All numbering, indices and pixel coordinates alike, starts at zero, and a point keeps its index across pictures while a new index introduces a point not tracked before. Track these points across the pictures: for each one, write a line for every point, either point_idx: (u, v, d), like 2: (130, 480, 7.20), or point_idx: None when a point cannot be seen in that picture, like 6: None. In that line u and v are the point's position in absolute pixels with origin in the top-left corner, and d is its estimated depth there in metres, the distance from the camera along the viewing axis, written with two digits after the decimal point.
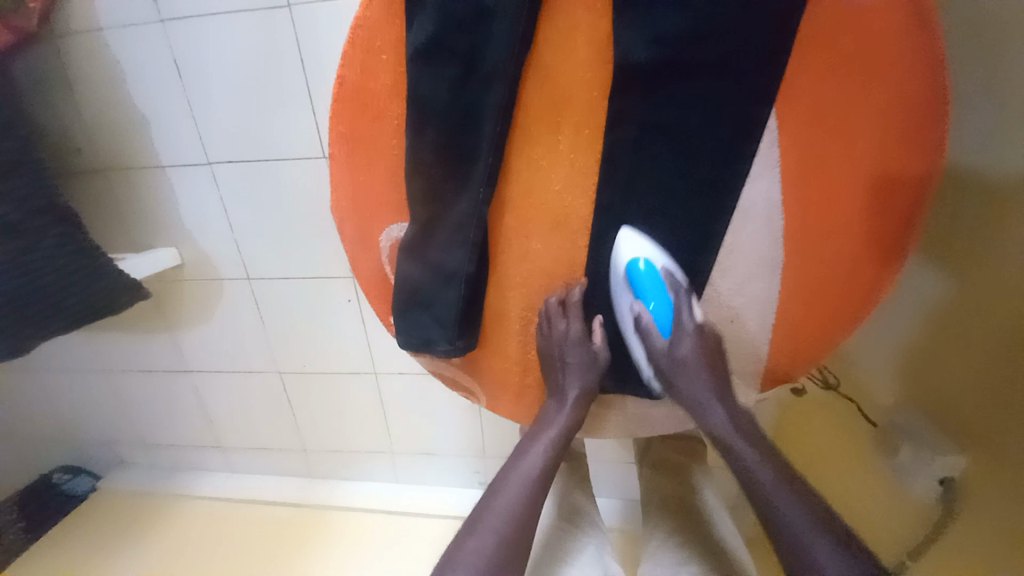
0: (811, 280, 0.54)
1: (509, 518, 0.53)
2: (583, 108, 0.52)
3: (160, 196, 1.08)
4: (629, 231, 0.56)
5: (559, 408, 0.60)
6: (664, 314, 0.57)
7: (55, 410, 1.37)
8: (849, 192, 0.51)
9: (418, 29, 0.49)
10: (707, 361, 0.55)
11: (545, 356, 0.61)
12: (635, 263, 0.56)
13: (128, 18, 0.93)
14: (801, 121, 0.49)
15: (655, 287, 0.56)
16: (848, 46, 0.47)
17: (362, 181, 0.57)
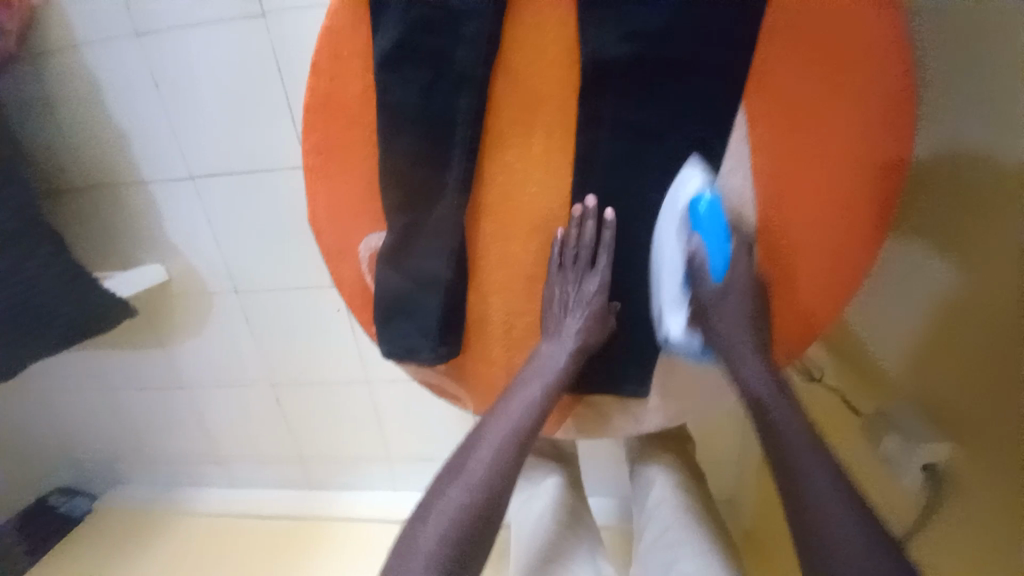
0: (792, 263, 0.55)
1: (487, 467, 0.52)
2: (555, 109, 0.52)
3: (145, 212, 1.07)
4: (695, 165, 0.53)
5: (560, 351, 0.58)
6: (718, 256, 0.57)
7: (50, 430, 1.37)
8: (828, 174, 0.51)
9: (385, 39, 0.50)
10: (753, 306, 0.56)
11: (549, 297, 0.59)
12: (700, 201, 0.53)
13: (103, 35, 0.93)
14: (774, 107, 0.51)
15: (717, 224, 0.55)
16: (821, 31, 0.48)
17: (339, 192, 0.57)
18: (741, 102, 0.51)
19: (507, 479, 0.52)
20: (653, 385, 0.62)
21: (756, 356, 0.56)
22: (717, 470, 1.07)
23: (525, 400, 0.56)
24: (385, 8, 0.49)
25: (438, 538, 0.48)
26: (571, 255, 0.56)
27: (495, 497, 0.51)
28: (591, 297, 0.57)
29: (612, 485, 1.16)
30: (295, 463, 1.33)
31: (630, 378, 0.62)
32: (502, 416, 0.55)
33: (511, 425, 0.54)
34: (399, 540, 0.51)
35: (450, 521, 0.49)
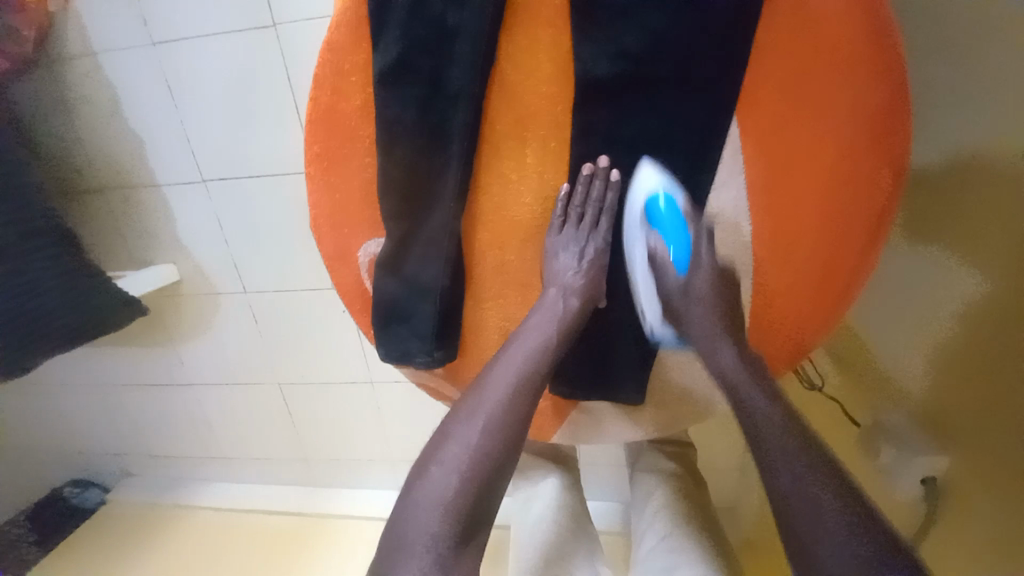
0: (787, 272, 0.54)
1: (483, 420, 0.51)
2: (548, 121, 0.53)
3: (158, 213, 1.10)
4: (647, 166, 0.53)
5: (564, 295, 0.56)
6: (680, 249, 0.57)
7: (65, 424, 1.41)
8: (822, 181, 0.51)
9: (384, 54, 0.51)
10: (720, 299, 0.56)
11: (547, 258, 0.57)
12: (655, 200, 0.54)
13: (119, 42, 0.95)
14: (768, 119, 0.50)
15: (675, 222, 0.55)
16: (813, 44, 0.47)
17: (339, 200, 0.58)
18: (731, 117, 0.50)
19: (509, 441, 0.51)
20: (649, 388, 0.62)
21: (740, 368, 0.54)
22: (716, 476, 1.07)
23: (520, 352, 0.54)
24: (383, 24, 0.50)
25: (439, 501, 0.48)
26: (576, 207, 0.56)
27: (497, 462, 0.50)
28: (591, 246, 0.57)
29: (612, 489, 1.17)
30: (300, 461, 1.35)
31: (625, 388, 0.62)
32: (498, 374, 0.53)
33: (508, 381, 0.53)
34: (401, 499, 0.51)
35: (452, 485, 0.49)
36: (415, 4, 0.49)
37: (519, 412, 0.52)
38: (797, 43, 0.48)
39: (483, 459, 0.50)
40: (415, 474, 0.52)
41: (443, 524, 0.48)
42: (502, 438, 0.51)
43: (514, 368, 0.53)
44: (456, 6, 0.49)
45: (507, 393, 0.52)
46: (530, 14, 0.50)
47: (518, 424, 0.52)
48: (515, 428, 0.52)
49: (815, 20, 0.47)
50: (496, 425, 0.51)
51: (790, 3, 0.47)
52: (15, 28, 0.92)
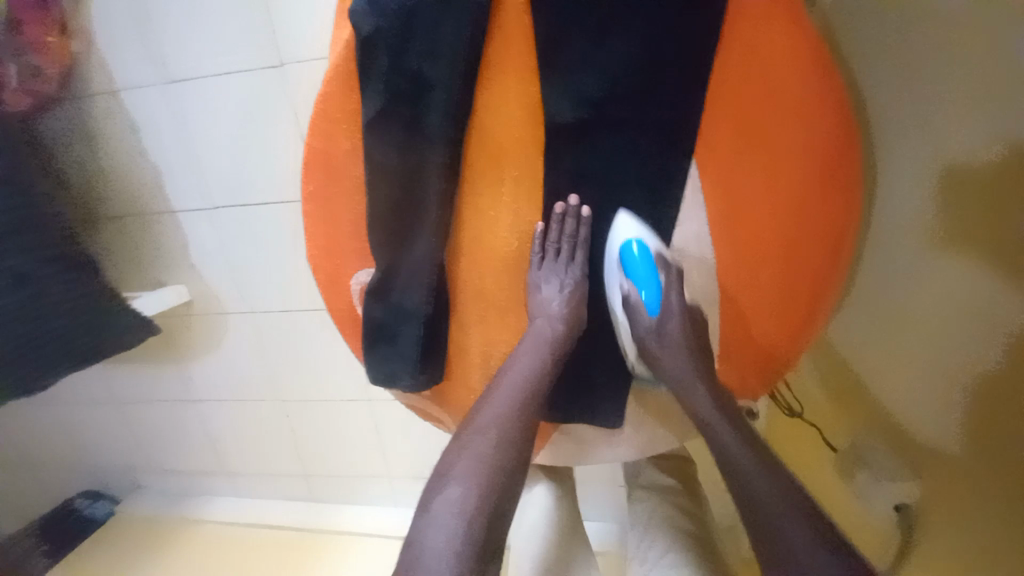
0: (754, 293, 0.56)
1: (494, 430, 0.55)
2: (521, 161, 0.57)
3: (171, 237, 1.16)
4: (625, 215, 0.58)
5: (549, 324, 0.60)
6: (651, 297, 0.57)
7: (79, 438, 1.46)
8: (780, 202, 0.53)
9: (370, 104, 0.56)
10: (690, 339, 0.57)
11: (530, 291, 0.61)
12: (630, 246, 0.57)
13: (140, 81, 1.03)
14: (727, 156, 0.53)
15: (647, 269, 0.56)
16: (764, 91, 0.51)
17: (331, 233, 0.63)
18: (691, 159, 0.54)
19: (517, 455, 0.54)
20: (626, 411, 0.65)
21: (701, 387, 0.56)
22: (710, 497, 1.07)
23: (522, 368, 0.58)
24: (368, 78, 0.56)
25: (456, 515, 0.49)
26: (554, 242, 0.59)
27: (508, 476, 0.53)
28: (569, 278, 0.60)
29: (608, 509, 1.18)
30: (303, 476, 1.38)
31: (603, 411, 0.64)
32: (502, 391, 0.57)
33: (512, 398, 0.57)
34: (416, 519, 0.51)
35: (471, 499, 0.50)
36: (396, 60, 0.54)
37: (527, 421, 0.56)
38: (747, 90, 0.52)
39: (495, 473, 0.52)
40: (426, 495, 0.53)
41: (464, 539, 0.48)
42: (510, 452, 0.54)
43: (518, 385, 0.57)
44: (435, 62, 0.54)
45: (517, 403, 0.56)
46: (502, 67, 0.55)
47: (525, 435, 0.56)
48: (523, 443, 0.56)
49: (765, 66, 0.51)
50: (506, 439, 0.54)
51: (741, 55, 0.51)
52: (39, 67, 1.00)
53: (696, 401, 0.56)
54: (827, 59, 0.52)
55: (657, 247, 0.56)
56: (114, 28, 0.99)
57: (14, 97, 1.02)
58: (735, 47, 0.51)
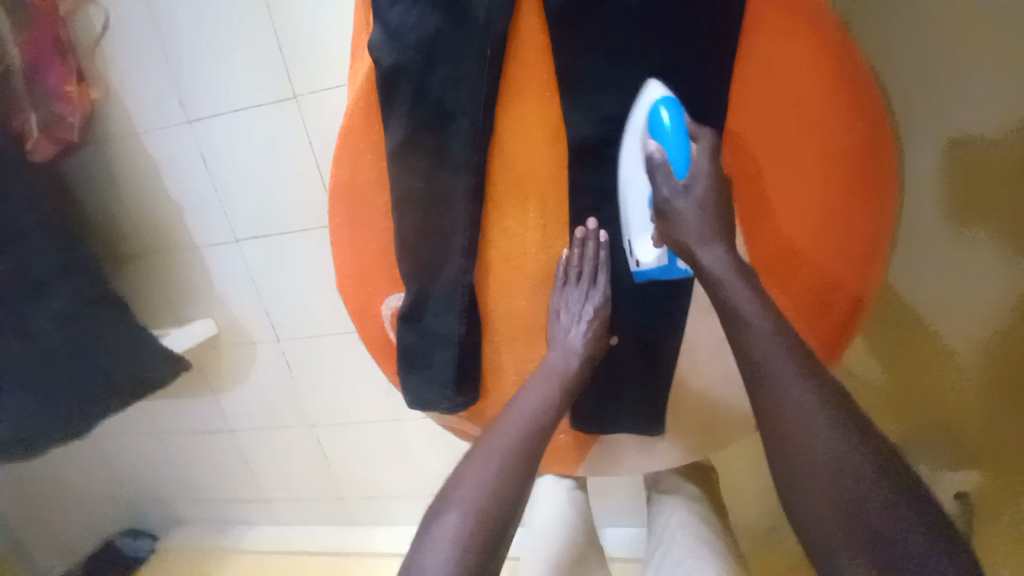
0: (797, 284, 0.55)
1: (498, 457, 0.56)
2: (545, 179, 0.56)
3: (197, 272, 1.19)
4: (655, 85, 0.51)
5: (568, 356, 0.61)
6: (678, 157, 0.51)
7: (117, 473, 1.49)
8: (811, 194, 0.54)
9: (393, 133, 0.57)
10: (721, 202, 0.52)
11: (551, 319, 0.62)
12: (660, 112, 0.50)
13: (161, 124, 1.06)
14: (753, 157, 0.53)
15: (676, 132, 0.51)
16: (782, 90, 0.52)
17: (360, 261, 0.64)
18: (717, 164, 0.53)
19: (518, 482, 0.54)
20: (666, 420, 0.64)
21: (793, 370, 0.49)
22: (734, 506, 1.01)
23: (529, 401, 0.59)
24: (391, 108, 0.57)
25: (451, 542, 0.50)
26: (576, 268, 0.59)
27: (507, 504, 0.53)
28: (590, 304, 0.60)
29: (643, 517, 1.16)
30: (337, 500, 1.39)
31: (637, 420, 0.65)
32: (506, 421, 0.58)
33: (522, 427, 0.58)
34: (416, 545, 0.52)
35: (467, 524, 0.51)
36: (417, 89, 0.55)
37: (532, 453, 0.57)
38: (767, 91, 0.52)
39: (491, 501, 0.52)
40: (427, 522, 0.53)
41: (459, 563, 0.49)
42: (510, 480, 0.54)
43: (524, 419, 0.58)
44: (455, 88, 0.54)
45: (522, 434, 0.57)
46: (521, 87, 0.55)
47: (529, 467, 0.56)
48: (527, 471, 0.56)
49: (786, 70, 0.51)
50: (508, 466, 0.55)
51: (759, 60, 0.51)
52: (62, 116, 1.01)
53: (780, 382, 0.49)
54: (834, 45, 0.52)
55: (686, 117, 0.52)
56: (135, 77, 1.03)
57: (39, 146, 1.01)
58: (752, 54, 0.51)
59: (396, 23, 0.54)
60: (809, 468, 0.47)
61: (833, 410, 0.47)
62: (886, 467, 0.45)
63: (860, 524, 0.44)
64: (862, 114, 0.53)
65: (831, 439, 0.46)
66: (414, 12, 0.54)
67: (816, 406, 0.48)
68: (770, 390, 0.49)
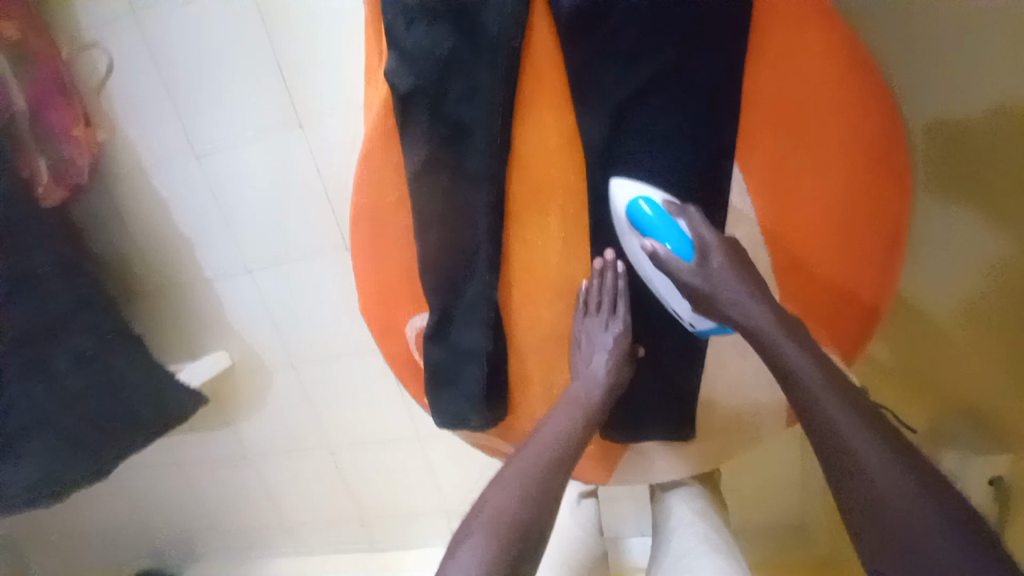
0: (819, 273, 0.56)
1: (520, 484, 0.57)
2: (564, 189, 0.57)
3: (209, 304, 1.19)
4: (620, 179, 0.55)
5: (592, 384, 0.62)
6: (680, 243, 0.55)
7: (134, 511, 1.47)
8: (830, 184, 0.54)
9: (412, 154, 0.59)
10: (740, 262, 0.55)
11: (575, 344, 0.63)
12: (638, 206, 0.55)
13: (168, 159, 1.07)
14: (770, 151, 0.54)
15: (665, 219, 0.55)
16: (793, 83, 0.52)
17: (384, 280, 0.66)
18: (732, 161, 0.54)
19: (541, 510, 0.56)
20: (695, 422, 0.65)
21: (828, 388, 0.52)
22: (759, 507, 0.99)
23: (551, 431, 0.61)
24: (410, 132, 0.59)
25: (475, 562, 0.51)
26: (594, 300, 0.60)
27: (529, 530, 0.54)
28: (609, 337, 0.61)
29: None
30: (359, 523, 1.37)
31: (670, 422, 0.65)
32: (532, 448, 0.60)
33: (545, 456, 0.59)
34: (441, 564, 0.54)
35: (489, 548, 0.52)
36: (433, 111, 0.57)
37: (555, 482, 0.58)
38: (776, 84, 0.53)
39: (514, 527, 0.54)
40: (454, 541, 0.55)
41: None
42: (533, 507, 0.56)
43: (546, 448, 0.60)
44: (469, 106, 0.56)
45: (545, 463, 0.59)
46: (536, 102, 0.56)
47: (552, 497, 0.57)
48: (547, 497, 0.57)
49: (792, 77, 0.52)
50: (531, 494, 0.56)
51: (768, 59, 0.52)
52: (68, 157, 1.01)
53: (821, 400, 0.52)
54: (838, 34, 0.53)
55: (663, 200, 0.55)
56: (141, 114, 1.04)
57: (48, 190, 1.00)
58: (761, 53, 0.52)
59: (408, 44, 0.56)
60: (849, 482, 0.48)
61: (872, 428, 0.50)
62: (926, 486, 0.46)
63: (903, 530, 0.45)
64: (867, 99, 0.54)
65: (869, 456, 0.48)
66: (427, 38, 0.55)
67: (854, 423, 0.50)
68: (812, 408, 0.52)
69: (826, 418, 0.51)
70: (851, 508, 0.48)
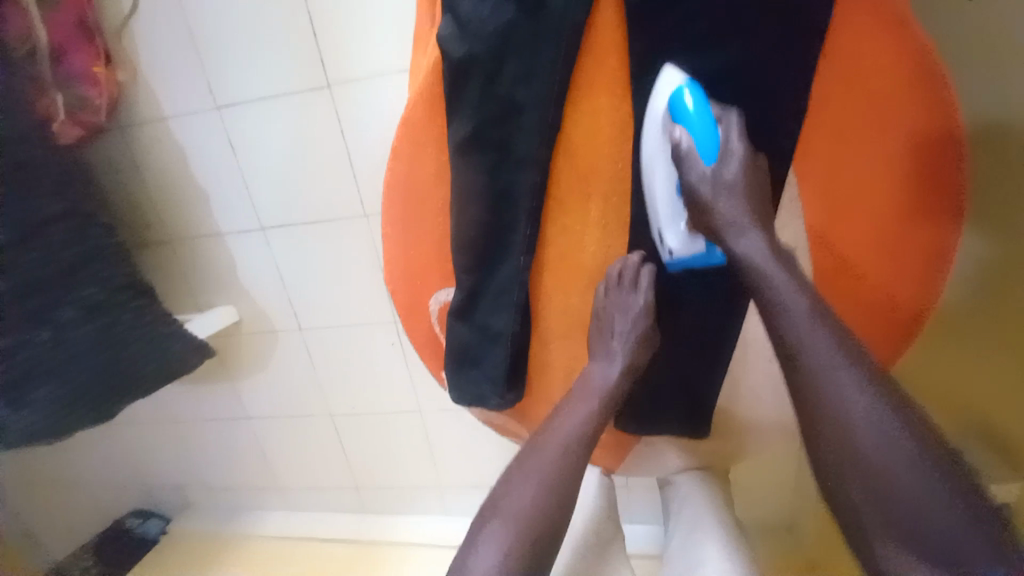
0: (864, 277, 0.56)
1: (539, 472, 0.58)
2: (608, 179, 0.59)
3: (219, 259, 1.18)
4: (671, 69, 0.53)
5: (611, 368, 0.62)
6: (707, 143, 0.53)
7: (129, 455, 1.48)
8: (886, 186, 0.53)
9: (460, 128, 0.59)
10: (752, 186, 0.53)
11: (596, 330, 0.63)
12: (682, 94, 0.53)
13: (187, 107, 1.03)
14: (826, 156, 0.53)
15: (701, 114, 0.53)
16: (858, 84, 0.51)
17: (413, 255, 0.68)
18: (789, 167, 0.54)
19: (563, 508, 0.57)
20: (710, 422, 0.66)
21: (844, 363, 0.49)
22: (750, 502, 1.00)
23: (573, 416, 0.61)
24: (457, 102, 0.59)
25: (495, 548, 0.54)
26: (618, 286, 0.61)
27: (548, 520, 0.56)
28: (630, 326, 0.61)
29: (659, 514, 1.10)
30: (353, 488, 1.39)
31: (684, 421, 0.66)
32: (550, 445, 0.59)
33: (564, 444, 0.59)
34: (464, 546, 0.57)
35: (508, 535, 0.54)
36: (487, 81, 0.57)
37: (575, 471, 0.58)
38: (840, 85, 0.51)
39: (531, 517, 0.55)
40: (475, 525, 0.58)
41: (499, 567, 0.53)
42: (555, 506, 0.56)
43: (565, 435, 0.59)
44: (524, 84, 0.56)
45: (565, 451, 0.58)
46: (592, 86, 0.56)
47: (571, 485, 0.58)
48: (566, 486, 0.58)
49: (860, 71, 0.51)
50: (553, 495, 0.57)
51: (842, 58, 0.51)
52: (88, 98, 0.99)
53: (833, 378, 0.49)
54: (910, 23, 0.51)
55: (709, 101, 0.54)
56: (160, 56, 1.00)
57: (65, 129, 0.98)
58: (837, 51, 0.50)
59: (469, 13, 0.56)
60: (851, 468, 0.48)
61: (888, 413, 0.47)
62: (939, 475, 0.45)
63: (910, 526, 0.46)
64: (930, 96, 0.51)
65: (883, 445, 0.47)
66: (488, 3, 0.55)
67: (869, 405, 0.48)
68: (824, 389, 0.49)
69: (843, 411, 0.48)
70: (850, 489, 0.49)
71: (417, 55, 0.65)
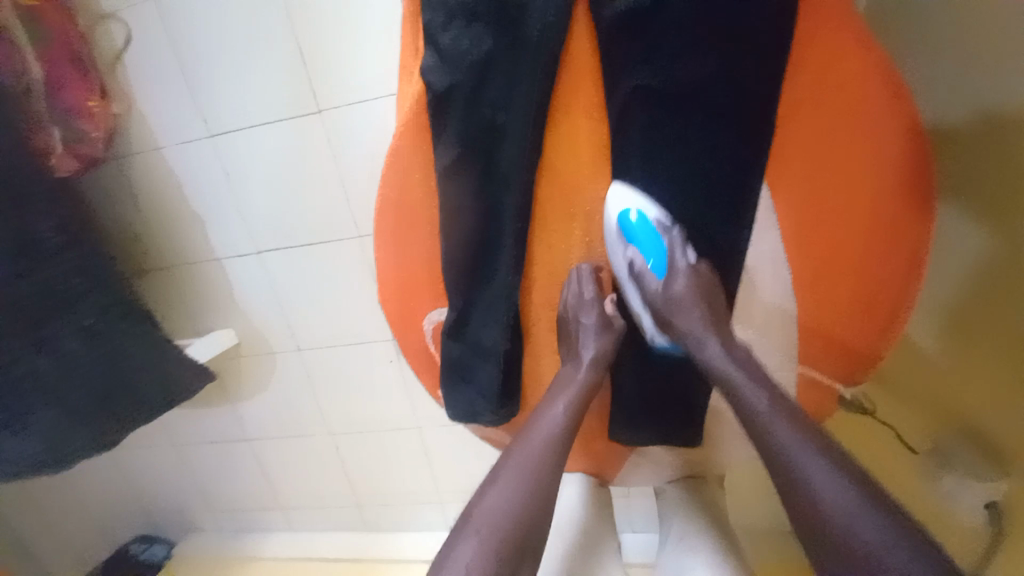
0: (843, 282, 0.58)
1: (525, 468, 0.59)
2: (590, 196, 0.63)
3: (216, 283, 1.19)
4: (619, 186, 0.60)
5: (579, 366, 0.65)
6: (657, 260, 0.62)
7: (132, 480, 1.49)
8: (862, 193, 0.55)
9: (445, 152, 0.62)
10: (700, 296, 0.59)
11: (564, 327, 0.67)
12: (626, 215, 0.60)
13: (182, 135, 1.05)
14: (799, 165, 0.56)
15: (647, 235, 0.60)
16: (828, 95, 0.54)
17: (405, 275, 0.70)
18: (762, 180, 0.57)
19: (544, 508, 0.57)
20: (699, 428, 0.68)
21: (788, 420, 0.53)
22: (744, 508, 1.00)
23: (554, 414, 0.62)
24: (441, 128, 0.61)
25: (477, 543, 0.54)
26: (576, 297, 0.66)
27: (531, 519, 0.56)
28: (590, 321, 0.64)
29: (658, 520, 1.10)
30: (355, 506, 1.39)
31: (674, 429, 0.68)
32: (532, 441, 0.61)
33: (546, 442, 0.60)
34: (446, 542, 0.56)
35: (492, 528, 0.55)
36: (471, 108, 0.60)
37: (556, 471, 0.60)
38: (810, 98, 0.55)
39: (514, 511, 0.56)
40: (458, 523, 0.57)
41: (480, 561, 0.53)
42: (537, 503, 0.57)
43: (547, 433, 0.61)
44: (508, 109, 0.59)
45: (549, 450, 0.60)
46: (570, 110, 0.61)
47: (553, 485, 0.59)
48: (550, 484, 0.59)
49: (832, 79, 0.54)
50: (534, 492, 0.57)
51: (807, 74, 0.54)
52: (85, 132, 1.01)
53: (781, 435, 0.52)
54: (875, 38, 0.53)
55: (656, 215, 0.60)
56: (156, 88, 1.03)
57: (62, 162, 0.99)
58: (802, 67, 0.54)
59: (449, 47, 0.58)
60: (835, 553, 0.47)
61: (853, 488, 0.48)
62: (900, 544, 0.45)
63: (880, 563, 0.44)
64: (902, 107, 0.54)
65: (856, 525, 0.46)
66: (467, 34, 0.58)
67: (835, 482, 0.48)
68: (792, 470, 0.50)
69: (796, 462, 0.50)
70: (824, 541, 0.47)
71: (401, 84, 0.67)
